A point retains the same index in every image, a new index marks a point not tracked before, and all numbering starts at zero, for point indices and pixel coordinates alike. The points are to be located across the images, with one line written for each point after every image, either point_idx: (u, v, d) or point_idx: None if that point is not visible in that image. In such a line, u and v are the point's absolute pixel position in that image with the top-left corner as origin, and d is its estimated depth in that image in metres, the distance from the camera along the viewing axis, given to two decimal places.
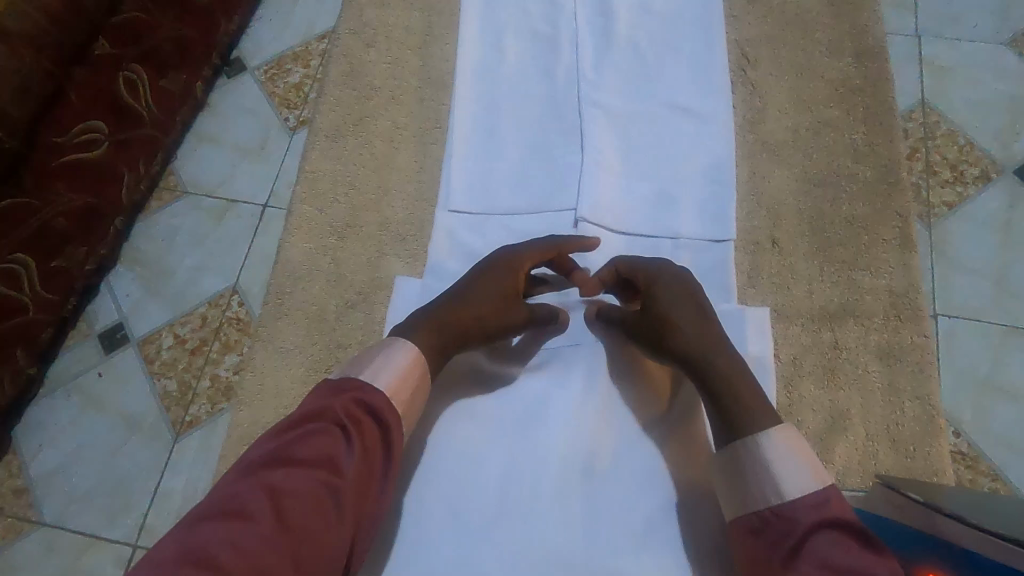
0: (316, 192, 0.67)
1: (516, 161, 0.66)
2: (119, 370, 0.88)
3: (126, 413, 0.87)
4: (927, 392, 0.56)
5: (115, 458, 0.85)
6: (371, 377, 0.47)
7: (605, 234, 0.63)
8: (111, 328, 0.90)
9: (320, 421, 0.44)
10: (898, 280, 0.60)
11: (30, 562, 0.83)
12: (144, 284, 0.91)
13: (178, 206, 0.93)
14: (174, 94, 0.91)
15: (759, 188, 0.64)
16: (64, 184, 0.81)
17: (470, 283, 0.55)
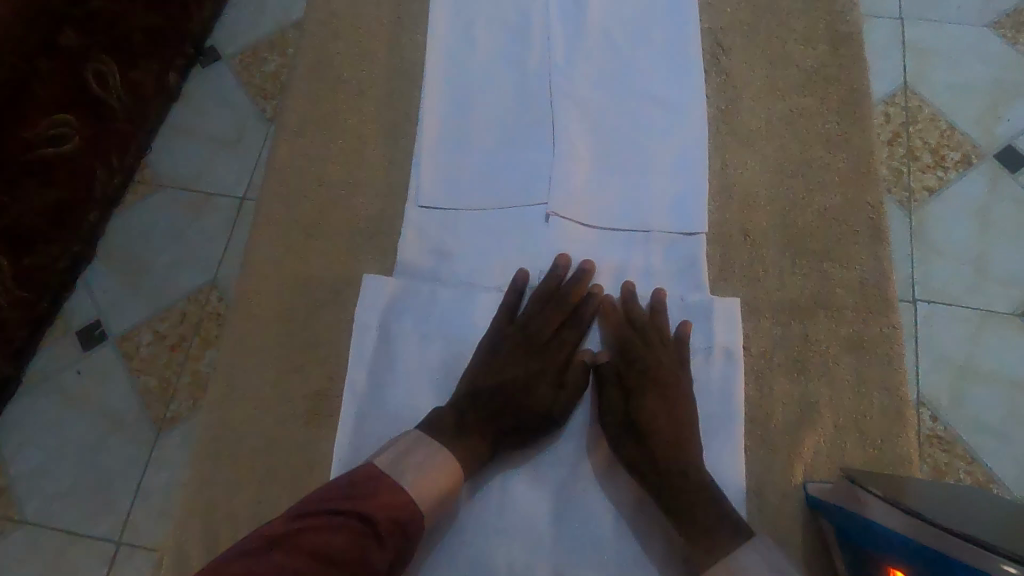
0: (285, 189, 0.65)
1: (487, 155, 0.65)
2: (98, 368, 0.88)
3: (106, 410, 0.86)
4: (895, 383, 0.56)
5: (97, 456, 0.85)
6: (412, 482, 0.49)
7: (576, 228, 0.62)
8: (88, 325, 0.89)
9: (363, 520, 0.45)
10: (870, 271, 0.60)
11: (14, 560, 0.82)
12: (121, 280, 0.90)
13: (153, 200, 0.93)
14: (145, 86, 0.89)
15: (731, 179, 0.64)
16: (35, 179, 0.78)
17: (504, 360, 0.57)
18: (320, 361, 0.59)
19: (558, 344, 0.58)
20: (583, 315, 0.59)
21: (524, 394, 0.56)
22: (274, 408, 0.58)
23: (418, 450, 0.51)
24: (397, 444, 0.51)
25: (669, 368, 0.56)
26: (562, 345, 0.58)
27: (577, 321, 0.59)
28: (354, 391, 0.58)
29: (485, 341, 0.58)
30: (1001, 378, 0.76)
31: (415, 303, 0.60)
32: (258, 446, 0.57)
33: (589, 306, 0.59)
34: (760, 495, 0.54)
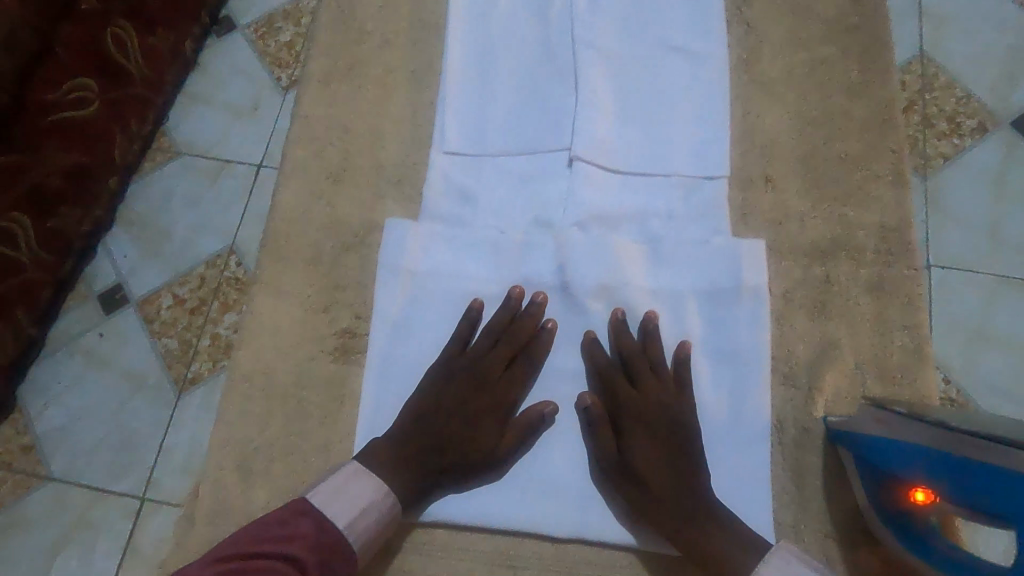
0: (311, 137, 0.66)
1: (509, 104, 0.65)
2: (121, 330, 0.90)
3: (129, 370, 0.88)
4: (916, 322, 0.57)
5: (121, 415, 0.87)
6: (345, 522, 0.50)
7: (599, 173, 0.62)
8: (110, 289, 0.91)
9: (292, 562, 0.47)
10: (890, 214, 0.60)
11: (42, 515, 0.85)
12: (141, 246, 0.92)
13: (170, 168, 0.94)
14: (163, 53, 0.90)
15: (753, 126, 0.64)
16: (56, 141, 0.80)
17: (451, 396, 0.56)
18: (349, 301, 0.60)
19: (505, 387, 0.57)
20: (532, 349, 0.58)
21: (470, 435, 0.55)
22: (305, 345, 0.59)
23: (354, 484, 0.52)
24: (329, 480, 0.52)
25: (664, 401, 0.55)
26: (511, 382, 0.57)
27: (526, 358, 0.58)
28: (380, 330, 0.59)
29: (431, 372, 0.57)
30: (1013, 344, 0.77)
31: (442, 245, 0.61)
32: (287, 384, 0.58)
33: (539, 342, 0.58)
34: (780, 428, 0.55)
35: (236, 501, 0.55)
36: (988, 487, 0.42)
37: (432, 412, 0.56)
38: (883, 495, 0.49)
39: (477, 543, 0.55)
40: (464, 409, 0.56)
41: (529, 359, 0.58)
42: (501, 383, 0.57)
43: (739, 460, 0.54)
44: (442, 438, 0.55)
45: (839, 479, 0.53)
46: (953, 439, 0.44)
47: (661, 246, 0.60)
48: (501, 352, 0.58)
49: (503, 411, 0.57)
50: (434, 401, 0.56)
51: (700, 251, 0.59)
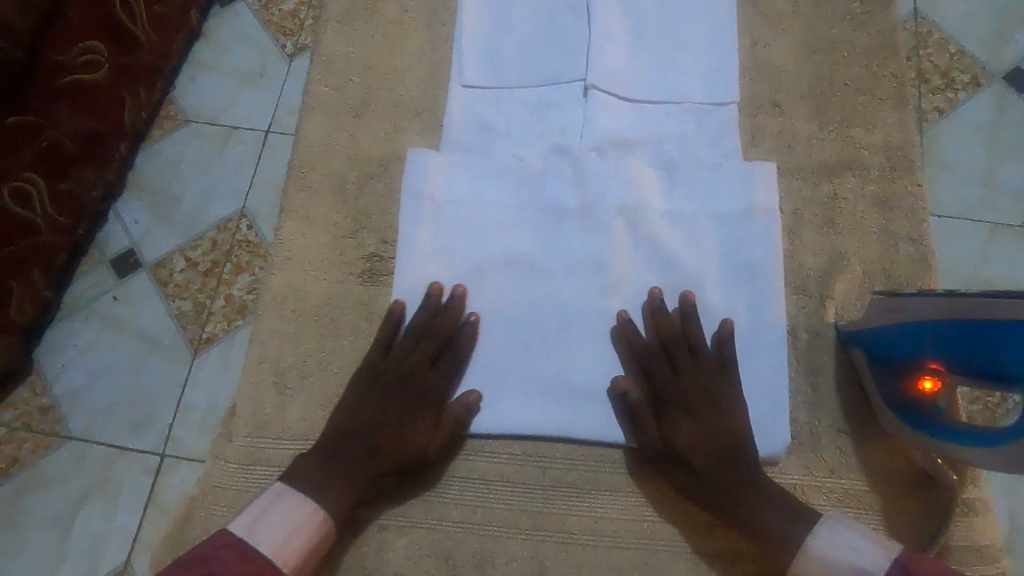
0: (332, 75, 0.68)
1: (524, 38, 0.67)
2: (134, 293, 0.92)
3: (145, 331, 0.90)
4: (921, 233, 0.60)
5: (137, 374, 0.89)
6: (274, 545, 0.48)
7: (613, 100, 0.64)
8: (123, 253, 0.93)
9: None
10: (894, 134, 0.63)
11: (62, 476, 0.86)
12: (152, 212, 0.94)
13: (179, 134, 0.96)
14: (171, 21, 0.93)
15: (760, 56, 0.66)
16: (67, 103, 0.82)
17: (378, 404, 0.55)
18: (375, 227, 0.62)
19: (431, 382, 0.56)
20: (456, 344, 0.57)
21: (401, 440, 0.54)
22: (333, 269, 0.61)
23: (276, 508, 0.49)
24: (254, 504, 0.50)
25: (707, 387, 0.55)
26: (439, 383, 0.57)
27: (450, 355, 0.57)
28: (406, 252, 0.60)
29: (357, 383, 0.56)
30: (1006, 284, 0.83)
31: (464, 171, 0.62)
32: (318, 304, 0.60)
33: (462, 335, 0.57)
34: (794, 335, 0.57)
35: (273, 414, 0.57)
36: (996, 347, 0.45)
37: (356, 417, 0.54)
38: (892, 384, 0.52)
39: (509, 449, 0.56)
40: (389, 411, 0.55)
41: (553, 277, 0.59)
42: (425, 381, 0.56)
43: (756, 365, 0.56)
44: (370, 444, 0.53)
45: (852, 377, 0.56)
46: (969, 306, 0.46)
47: (676, 167, 0.62)
48: (423, 350, 0.57)
49: (429, 409, 0.56)
50: (358, 405, 0.55)
51: (715, 172, 0.61)
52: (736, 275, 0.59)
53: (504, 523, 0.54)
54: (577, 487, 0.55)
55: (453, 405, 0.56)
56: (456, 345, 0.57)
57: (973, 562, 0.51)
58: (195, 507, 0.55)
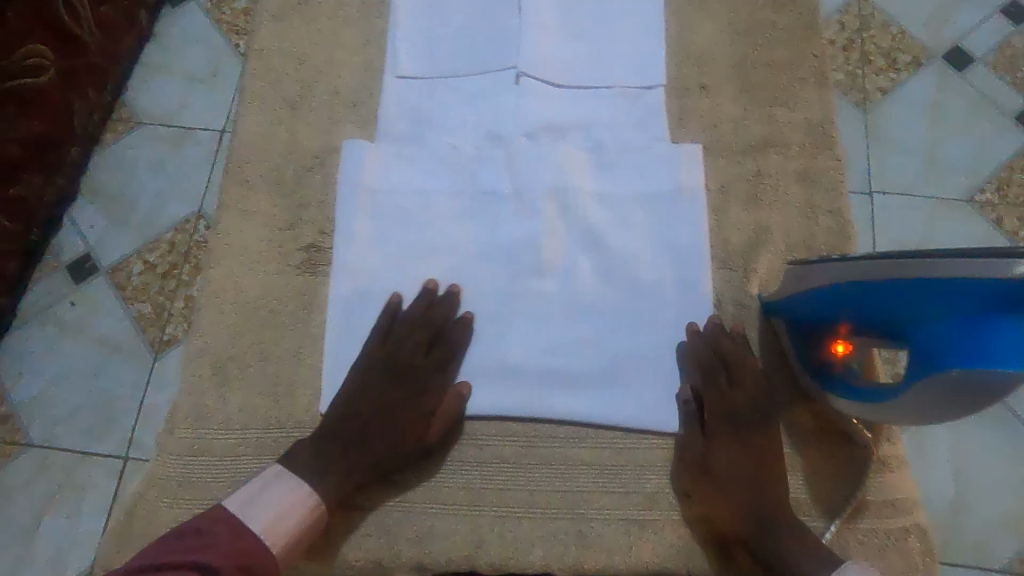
0: (267, 69, 0.68)
1: (457, 28, 0.68)
2: (92, 297, 0.97)
3: (103, 335, 0.95)
4: (839, 205, 0.62)
5: (99, 375, 0.94)
6: (261, 525, 0.49)
7: (544, 86, 0.66)
8: (78, 259, 0.98)
9: (202, 560, 0.46)
10: (814, 112, 0.65)
11: (24, 481, 0.90)
12: (107, 215, 0.99)
13: (133, 137, 1.02)
14: (119, 23, 0.97)
15: (687, 40, 0.68)
16: (13, 107, 0.83)
17: (379, 395, 0.56)
18: (312, 218, 0.63)
19: (429, 373, 0.57)
20: (449, 338, 0.58)
21: (403, 427, 0.55)
22: (272, 262, 0.62)
23: (266, 491, 0.51)
24: (251, 484, 0.51)
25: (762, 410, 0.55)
26: (438, 373, 0.57)
27: (445, 345, 0.58)
28: (342, 241, 0.61)
29: (357, 375, 0.57)
30: None
31: (398, 160, 0.63)
32: (257, 296, 0.61)
33: (455, 330, 0.58)
34: (720, 307, 0.60)
35: (214, 405, 0.58)
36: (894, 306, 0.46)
37: (359, 408, 0.55)
38: (813, 351, 0.54)
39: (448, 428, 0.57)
40: (387, 403, 0.56)
41: (489, 260, 0.61)
42: (427, 376, 0.57)
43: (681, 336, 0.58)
44: (370, 434, 0.55)
45: (774, 345, 0.58)
46: (867, 268, 0.47)
47: (605, 149, 0.63)
48: (421, 343, 0.58)
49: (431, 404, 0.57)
50: (357, 396, 0.56)
51: (643, 153, 0.63)
52: (665, 252, 0.61)
53: (443, 500, 0.56)
54: (513, 463, 0.56)
55: (449, 399, 0.57)
56: (450, 338, 0.58)
57: (885, 515, 0.54)
58: (139, 501, 0.56)
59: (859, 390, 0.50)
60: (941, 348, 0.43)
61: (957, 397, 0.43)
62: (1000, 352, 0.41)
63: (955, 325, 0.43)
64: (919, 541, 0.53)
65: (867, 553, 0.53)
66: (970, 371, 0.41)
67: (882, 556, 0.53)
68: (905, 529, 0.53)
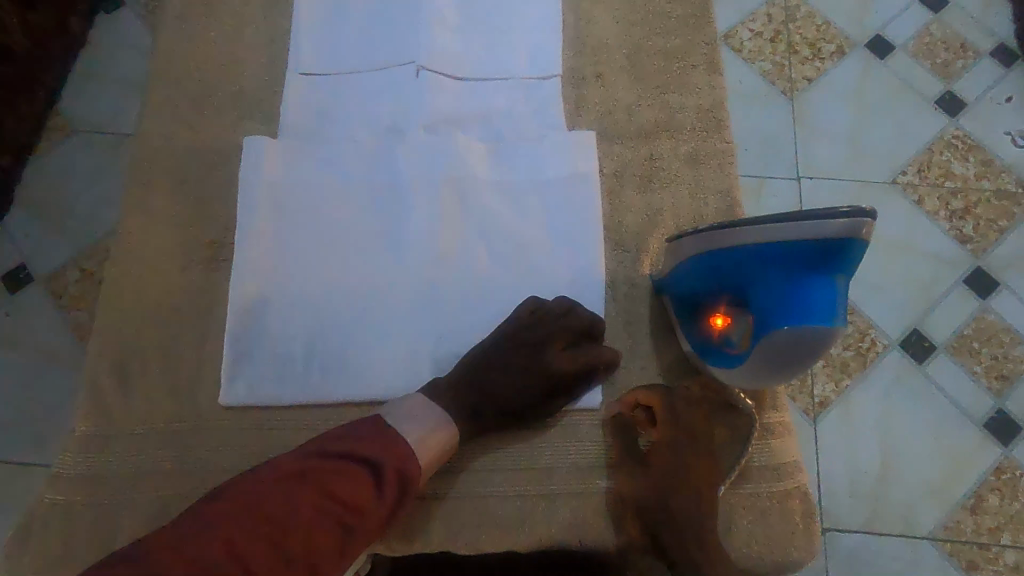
0: (171, 69, 0.69)
1: (358, 26, 0.70)
2: (27, 307, 1.05)
3: (40, 345, 1.03)
4: (728, 186, 0.64)
5: (34, 385, 1.02)
6: (416, 438, 0.53)
7: (443, 80, 0.68)
8: (13, 270, 1.06)
9: (355, 463, 0.50)
10: (705, 97, 0.68)
11: None
12: (42, 225, 1.08)
13: (67, 145, 1.10)
14: (51, 32, 1.07)
15: (584, 30, 0.70)
16: None
17: (486, 359, 0.58)
18: (215, 214, 0.64)
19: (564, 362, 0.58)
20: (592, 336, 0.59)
21: (492, 391, 0.57)
22: (173, 258, 0.62)
23: (417, 409, 0.54)
24: (402, 403, 0.55)
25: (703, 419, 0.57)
26: (574, 355, 0.58)
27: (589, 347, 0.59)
28: (242, 236, 0.62)
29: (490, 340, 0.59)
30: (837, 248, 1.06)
31: (300, 155, 0.65)
32: (159, 291, 0.61)
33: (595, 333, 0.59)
34: (613, 287, 0.62)
35: (116, 401, 0.58)
36: (735, 271, 0.51)
37: (490, 374, 0.57)
38: (688, 325, 0.58)
39: (347, 414, 0.59)
40: (519, 371, 0.58)
41: (388, 249, 0.62)
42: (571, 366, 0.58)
43: None
44: (491, 393, 0.57)
45: (663, 320, 0.61)
46: (711, 238, 0.53)
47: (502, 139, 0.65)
48: (566, 331, 0.59)
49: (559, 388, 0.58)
50: (496, 358, 0.58)
51: (539, 142, 0.65)
52: (560, 237, 0.63)
53: None
54: None
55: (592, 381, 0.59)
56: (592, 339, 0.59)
57: (762, 478, 0.56)
58: (40, 503, 0.56)
59: (723, 356, 0.54)
60: (774, 305, 0.49)
61: (794, 347, 0.48)
62: (822, 305, 0.47)
63: (781, 283, 0.48)
64: (800, 501, 0.56)
65: (749, 517, 0.55)
66: (800, 324, 0.47)
67: (765, 517, 0.55)
68: (787, 492, 0.56)
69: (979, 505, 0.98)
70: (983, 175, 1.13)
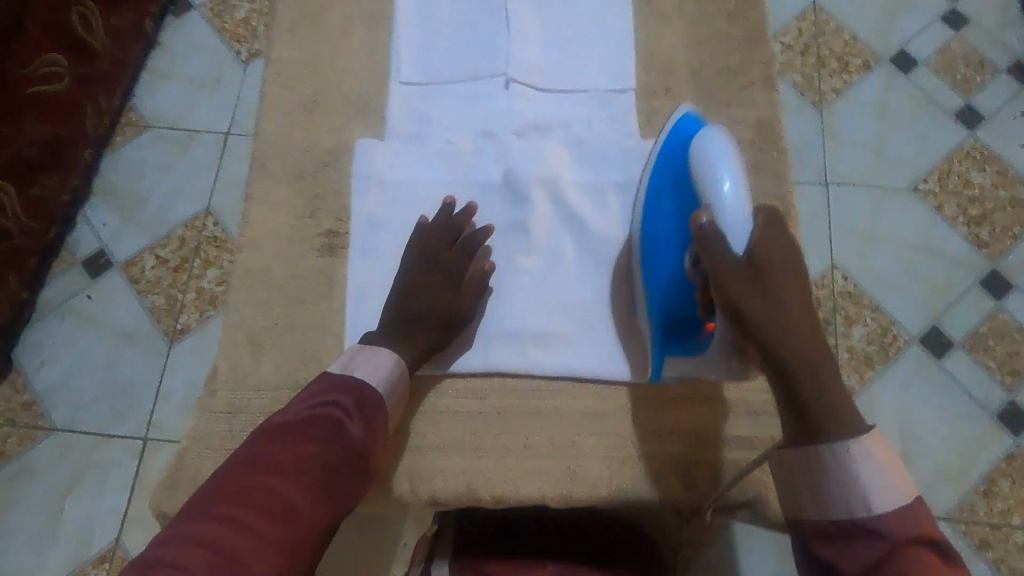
0: (284, 76, 0.77)
1: (451, 40, 0.78)
2: (107, 292, 1.13)
3: (120, 325, 1.12)
4: (783, 191, 0.73)
5: (116, 363, 1.10)
6: (363, 375, 0.60)
7: (530, 91, 0.76)
8: (93, 255, 1.15)
9: (322, 407, 0.57)
10: (762, 111, 0.76)
11: (50, 459, 1.06)
12: (118, 213, 1.17)
13: (139, 141, 1.19)
14: (125, 33, 1.15)
15: (652, 49, 0.79)
16: (35, 114, 1.00)
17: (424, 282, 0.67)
18: (331, 207, 0.72)
19: (454, 261, 0.68)
20: (472, 238, 0.69)
21: (427, 306, 0.65)
22: (295, 245, 0.70)
23: (356, 352, 0.62)
24: (341, 356, 0.62)
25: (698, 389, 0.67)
26: (459, 259, 0.68)
27: (467, 245, 0.69)
28: (356, 227, 0.70)
29: (400, 283, 0.67)
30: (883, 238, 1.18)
31: (403, 156, 0.73)
32: (284, 274, 0.70)
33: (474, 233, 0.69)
34: None
35: (251, 368, 0.67)
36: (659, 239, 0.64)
37: (426, 287, 0.66)
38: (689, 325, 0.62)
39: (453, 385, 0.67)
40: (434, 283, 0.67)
41: (484, 240, 0.71)
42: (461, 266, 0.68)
43: None
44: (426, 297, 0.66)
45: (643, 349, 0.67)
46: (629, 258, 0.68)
47: (582, 144, 0.74)
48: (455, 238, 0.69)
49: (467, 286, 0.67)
50: (413, 272, 0.67)
51: (617, 149, 0.73)
52: None
53: (452, 444, 0.65)
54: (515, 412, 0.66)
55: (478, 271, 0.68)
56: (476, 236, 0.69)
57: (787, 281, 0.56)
58: (185, 456, 0.64)
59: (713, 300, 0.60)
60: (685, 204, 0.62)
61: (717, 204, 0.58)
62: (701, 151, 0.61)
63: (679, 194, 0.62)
64: None
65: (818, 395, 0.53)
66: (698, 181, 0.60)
67: None
68: None
69: (992, 488, 1.06)
70: (998, 185, 1.21)
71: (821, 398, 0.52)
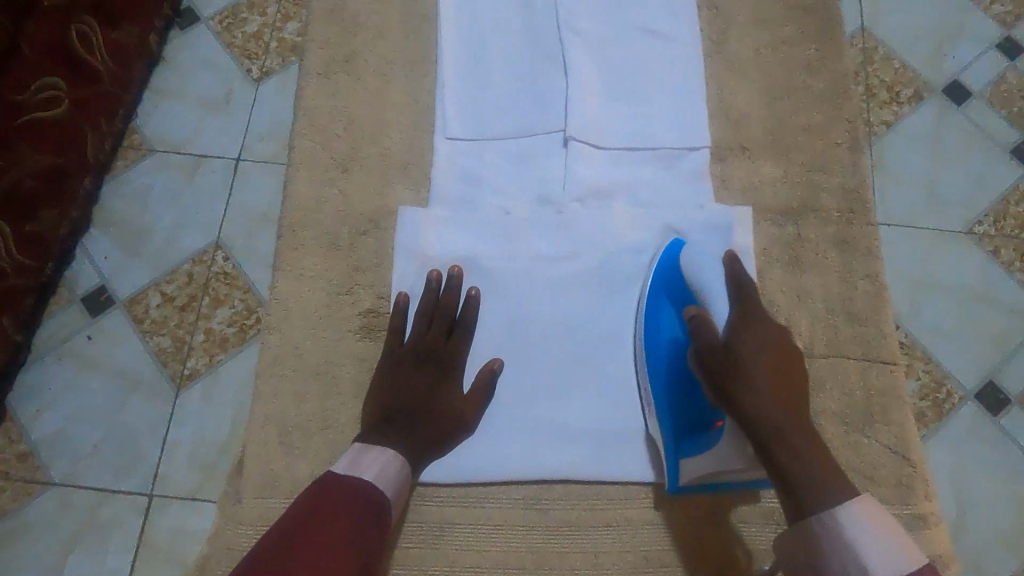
0: (316, 128, 0.69)
1: (503, 90, 0.69)
2: (109, 332, 0.84)
3: (122, 369, 0.83)
4: (874, 270, 0.66)
5: (120, 419, 0.82)
6: (372, 475, 0.53)
7: (592, 151, 0.68)
8: (93, 292, 0.85)
9: (342, 491, 0.51)
10: (849, 177, 0.68)
11: (45, 523, 0.79)
12: (123, 245, 0.87)
13: (137, 170, 0.89)
14: (130, 50, 0.87)
15: (725, 103, 0.71)
16: (27, 141, 0.75)
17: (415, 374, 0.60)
18: (369, 281, 0.64)
19: (450, 352, 0.61)
20: (466, 322, 0.62)
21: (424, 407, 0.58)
22: (332, 326, 0.63)
23: (355, 449, 0.55)
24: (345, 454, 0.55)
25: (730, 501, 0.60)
26: (449, 346, 0.61)
27: (462, 330, 0.62)
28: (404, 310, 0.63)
29: (383, 380, 0.60)
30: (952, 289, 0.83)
31: (453, 225, 0.65)
32: (319, 359, 0.62)
33: (466, 311, 0.62)
34: None
35: (284, 469, 0.59)
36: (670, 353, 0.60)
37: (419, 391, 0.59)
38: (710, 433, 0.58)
39: (511, 492, 0.60)
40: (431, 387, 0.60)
41: (545, 323, 0.63)
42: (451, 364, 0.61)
43: None
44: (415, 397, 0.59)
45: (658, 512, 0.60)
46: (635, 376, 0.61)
47: (652, 213, 0.66)
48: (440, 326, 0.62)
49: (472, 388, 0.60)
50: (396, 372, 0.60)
51: (691, 219, 0.65)
52: None
53: (514, 566, 0.58)
54: (586, 526, 0.59)
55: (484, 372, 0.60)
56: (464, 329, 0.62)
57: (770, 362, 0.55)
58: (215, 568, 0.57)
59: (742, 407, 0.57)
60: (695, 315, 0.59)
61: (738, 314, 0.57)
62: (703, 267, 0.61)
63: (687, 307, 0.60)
64: None
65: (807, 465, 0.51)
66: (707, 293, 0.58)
67: None
68: None
69: None
70: None
71: (813, 467, 0.50)
